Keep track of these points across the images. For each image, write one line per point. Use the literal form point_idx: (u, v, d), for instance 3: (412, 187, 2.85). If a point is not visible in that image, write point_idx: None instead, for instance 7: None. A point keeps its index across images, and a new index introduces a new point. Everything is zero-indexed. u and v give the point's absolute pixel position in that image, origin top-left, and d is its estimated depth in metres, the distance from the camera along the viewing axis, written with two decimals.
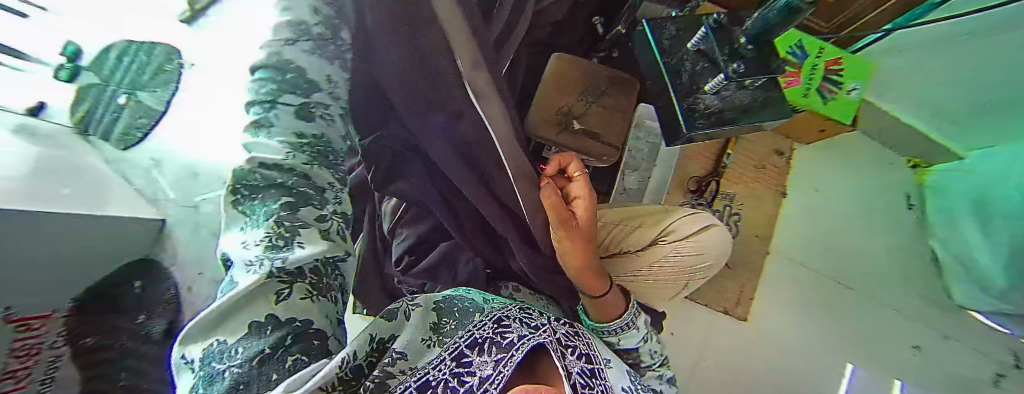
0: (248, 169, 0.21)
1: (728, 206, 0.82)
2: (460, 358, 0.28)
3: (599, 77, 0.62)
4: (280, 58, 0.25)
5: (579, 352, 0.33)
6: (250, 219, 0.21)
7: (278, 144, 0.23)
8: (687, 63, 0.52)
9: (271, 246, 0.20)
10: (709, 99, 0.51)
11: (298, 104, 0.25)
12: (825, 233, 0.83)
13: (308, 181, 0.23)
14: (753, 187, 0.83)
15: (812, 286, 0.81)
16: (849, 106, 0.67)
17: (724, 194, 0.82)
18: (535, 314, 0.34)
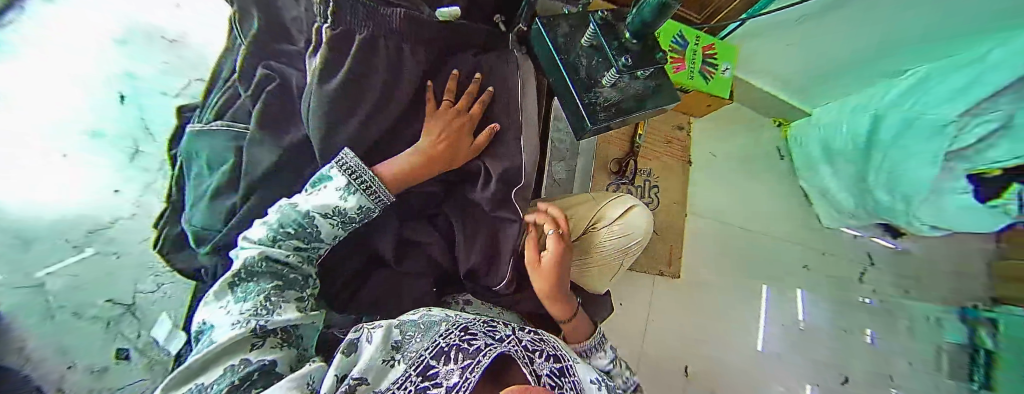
0: (259, 259, 0.34)
1: (647, 181, 0.90)
2: (427, 374, 0.25)
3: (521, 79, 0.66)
4: (331, 207, 0.37)
5: (547, 355, 0.30)
6: (243, 295, 0.32)
7: (286, 251, 0.37)
8: (583, 60, 0.56)
9: (264, 311, 0.31)
10: (607, 91, 0.56)
11: (309, 230, 0.37)
12: (723, 189, 0.97)
13: (294, 272, 0.37)
14: (664, 161, 0.92)
15: (721, 236, 0.95)
16: (723, 83, 0.78)
17: (642, 171, 0.90)
18: (498, 325, 0.31)
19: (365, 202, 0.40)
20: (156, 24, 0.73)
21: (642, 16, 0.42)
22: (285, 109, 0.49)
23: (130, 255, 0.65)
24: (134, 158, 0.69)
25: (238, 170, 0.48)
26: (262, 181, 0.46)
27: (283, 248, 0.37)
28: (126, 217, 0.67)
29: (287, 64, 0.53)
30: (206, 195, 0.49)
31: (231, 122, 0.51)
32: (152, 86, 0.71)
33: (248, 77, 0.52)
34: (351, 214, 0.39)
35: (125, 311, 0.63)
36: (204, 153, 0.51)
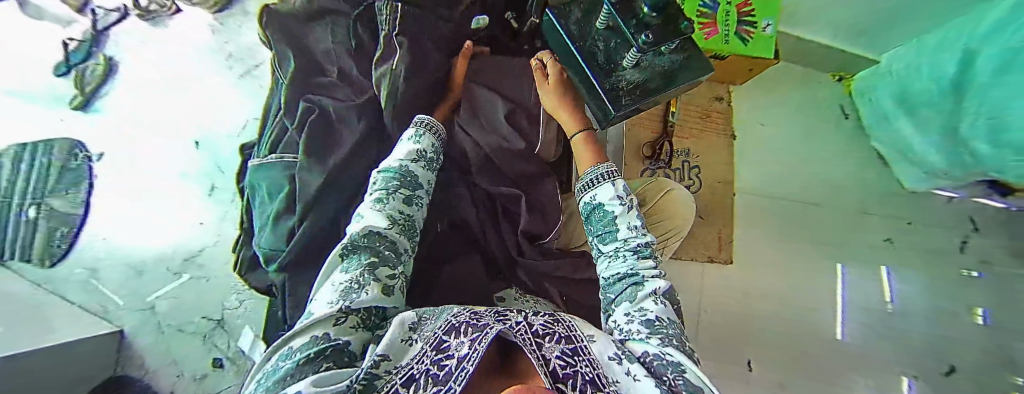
0: (363, 232, 0.37)
1: (687, 162, 0.85)
2: (441, 346, 0.26)
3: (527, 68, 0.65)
4: (415, 153, 0.49)
5: (560, 337, 0.29)
6: (347, 265, 0.34)
7: (384, 214, 0.41)
8: (599, 45, 0.54)
9: (356, 285, 0.31)
10: (629, 73, 0.53)
11: (407, 179, 0.45)
12: (780, 160, 0.87)
13: (391, 246, 0.38)
14: (704, 138, 0.86)
15: (785, 212, 0.84)
16: (766, 42, 0.70)
17: (680, 152, 0.85)
18: (510, 312, 0.31)
19: (433, 140, 0.51)
20: (217, 73, 0.82)
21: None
22: (324, 135, 0.54)
23: (217, 278, 0.75)
24: (212, 193, 0.79)
25: (292, 196, 0.54)
26: (310, 203, 0.50)
27: (382, 222, 0.39)
28: (210, 245, 0.77)
29: (325, 94, 0.57)
30: (269, 221, 0.55)
31: (282, 154, 0.57)
32: (219, 129, 0.80)
33: (292, 111, 0.57)
34: (429, 156, 0.50)
35: (216, 326, 0.73)
36: (264, 184, 0.58)
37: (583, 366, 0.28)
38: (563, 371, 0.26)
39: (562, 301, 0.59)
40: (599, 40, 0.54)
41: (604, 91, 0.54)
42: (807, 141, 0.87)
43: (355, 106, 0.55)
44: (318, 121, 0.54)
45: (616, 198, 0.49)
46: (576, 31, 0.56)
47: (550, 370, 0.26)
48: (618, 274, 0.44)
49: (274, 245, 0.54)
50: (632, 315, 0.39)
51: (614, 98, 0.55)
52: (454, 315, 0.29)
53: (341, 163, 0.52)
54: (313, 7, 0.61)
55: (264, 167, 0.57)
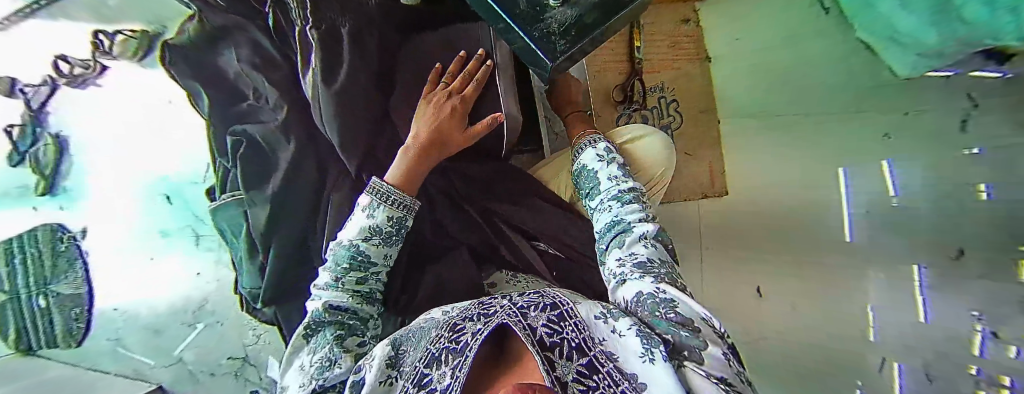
0: (323, 310, 0.46)
1: (661, 98, 0.89)
2: (424, 380, 0.35)
3: (433, 44, 0.54)
4: (368, 230, 0.48)
5: (543, 306, 0.37)
6: (316, 344, 0.44)
7: (344, 292, 0.47)
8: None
9: (328, 363, 0.42)
10: (559, 12, 0.48)
11: (359, 259, 0.47)
12: (752, 66, 0.76)
13: (354, 316, 0.47)
14: (676, 65, 0.86)
15: None
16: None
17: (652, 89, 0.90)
18: (493, 304, 0.40)
19: (392, 213, 0.48)
20: (164, 121, 0.80)
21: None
22: (258, 165, 0.52)
23: (229, 320, 0.79)
24: (199, 242, 0.81)
25: (251, 233, 0.54)
26: (269, 235, 0.52)
27: (341, 295, 0.47)
28: (213, 292, 0.80)
29: (248, 122, 0.54)
30: (242, 260, 0.57)
31: (234, 193, 0.56)
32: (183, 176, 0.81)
33: (222, 147, 0.55)
34: (385, 229, 0.49)
35: (243, 363, 0.78)
36: (224, 226, 0.58)
37: (570, 331, 0.33)
38: (549, 337, 0.32)
39: (554, 277, 0.60)
40: None
41: (535, 43, 0.49)
42: (791, 36, 0.70)
43: (278, 125, 0.51)
44: (252, 159, 0.52)
45: (597, 158, 0.56)
46: None
47: (535, 338, 0.32)
48: (609, 226, 0.48)
49: (255, 284, 0.56)
50: (624, 261, 0.43)
51: (551, 47, 0.48)
52: (433, 339, 0.39)
53: (280, 190, 0.51)
54: (206, 27, 0.55)
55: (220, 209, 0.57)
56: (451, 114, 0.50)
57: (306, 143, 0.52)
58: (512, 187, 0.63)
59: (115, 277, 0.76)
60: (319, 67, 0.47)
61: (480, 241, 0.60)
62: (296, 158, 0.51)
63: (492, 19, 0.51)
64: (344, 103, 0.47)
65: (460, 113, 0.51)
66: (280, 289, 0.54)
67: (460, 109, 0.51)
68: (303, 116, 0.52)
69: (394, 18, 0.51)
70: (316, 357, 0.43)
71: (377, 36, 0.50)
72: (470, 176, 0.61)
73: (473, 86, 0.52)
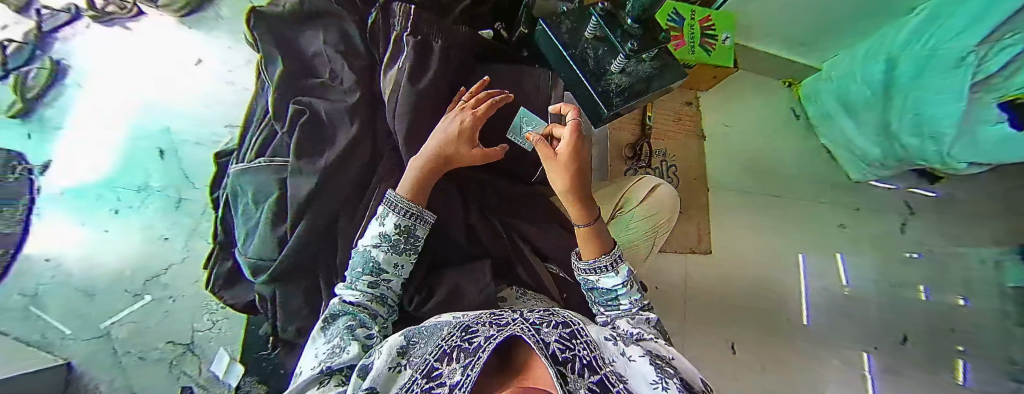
0: (338, 306, 0.49)
1: (664, 162, 0.91)
2: (432, 375, 0.35)
3: (500, 71, 0.63)
4: (378, 236, 0.50)
5: (554, 326, 0.39)
6: (329, 335, 0.46)
7: (358, 290, 0.50)
8: (590, 51, 0.59)
9: (338, 349, 0.42)
10: (616, 78, 0.59)
11: (372, 266, 0.50)
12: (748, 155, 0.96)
13: (365, 310, 0.49)
14: (681, 140, 0.93)
15: (752, 203, 0.94)
16: (725, 53, 0.79)
17: (658, 152, 0.91)
18: (504, 317, 0.42)
19: (401, 221, 0.50)
20: (193, 81, 0.80)
21: (641, 5, 0.43)
22: (318, 137, 0.55)
23: (185, 297, 0.70)
24: (179, 206, 0.74)
25: (284, 204, 0.53)
26: (302, 211, 0.51)
27: (356, 293, 0.50)
28: (178, 262, 0.71)
29: (313, 96, 0.58)
30: (258, 229, 0.55)
31: (273, 158, 0.57)
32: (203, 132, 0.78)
33: (281, 114, 0.58)
34: (393, 237, 0.51)
35: (185, 351, 0.68)
36: (248, 188, 0.56)
37: (580, 351, 0.36)
38: (563, 351, 0.34)
39: (562, 299, 0.64)
40: (589, 46, 0.59)
41: (596, 91, 0.60)
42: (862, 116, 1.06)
43: (346, 107, 0.56)
44: (310, 129, 0.55)
45: (618, 284, 0.50)
46: (568, 38, 0.61)
47: (550, 351, 0.33)
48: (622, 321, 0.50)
49: (263, 255, 0.54)
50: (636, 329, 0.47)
51: (607, 101, 0.60)
52: (446, 338, 0.39)
53: (334, 164, 0.52)
54: (303, 7, 0.62)
55: (242, 170, 0.57)
56: (456, 136, 0.51)
57: (366, 125, 0.57)
58: (538, 213, 0.67)
59: (71, 226, 0.68)
60: (410, 64, 0.53)
61: (501, 251, 0.62)
62: (356, 138, 0.54)
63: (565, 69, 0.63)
64: (422, 98, 0.54)
65: (466, 136, 0.51)
66: (296, 264, 0.53)
67: (466, 133, 0.51)
68: (371, 104, 0.59)
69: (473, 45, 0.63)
70: (326, 345, 0.44)
71: (460, 57, 0.60)
72: (503, 193, 0.65)
73: (485, 105, 0.51)
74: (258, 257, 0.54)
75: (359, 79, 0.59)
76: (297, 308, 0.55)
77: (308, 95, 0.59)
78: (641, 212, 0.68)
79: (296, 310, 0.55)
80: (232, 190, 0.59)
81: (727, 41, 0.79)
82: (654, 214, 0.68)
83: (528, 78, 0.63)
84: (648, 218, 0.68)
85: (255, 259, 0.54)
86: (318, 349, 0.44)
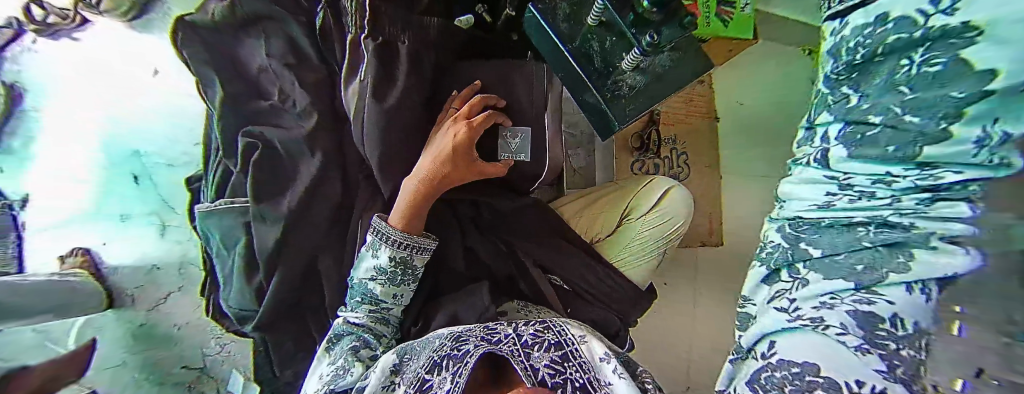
0: (342, 325, 0.51)
1: (674, 150, 0.85)
2: (425, 385, 0.40)
3: (485, 69, 0.53)
4: (374, 269, 0.49)
5: (548, 345, 0.42)
6: (335, 356, 0.48)
7: (360, 314, 0.51)
8: (595, 44, 0.50)
9: (341, 372, 0.46)
10: (629, 75, 0.51)
11: (370, 297, 0.50)
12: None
13: (370, 332, 0.50)
14: (690, 123, 0.85)
15: None
16: (745, 24, 0.68)
17: (667, 140, 0.85)
18: (498, 328, 0.44)
19: (396, 252, 0.49)
20: (146, 96, 0.73)
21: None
22: (276, 171, 0.51)
23: (188, 326, 0.72)
24: (164, 233, 0.73)
25: (253, 250, 0.52)
26: (276, 260, 0.50)
27: (359, 316, 0.51)
28: (176, 291, 0.72)
29: (265, 122, 0.52)
30: (233, 278, 0.53)
31: (233, 199, 0.53)
32: (175, 150, 0.74)
33: (231, 149, 0.53)
34: (389, 270, 0.49)
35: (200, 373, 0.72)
36: (214, 233, 0.54)
37: (573, 371, 0.41)
38: (552, 378, 0.40)
39: (566, 313, 0.61)
40: (594, 38, 0.50)
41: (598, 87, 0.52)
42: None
43: (304, 136, 0.50)
44: (269, 166, 0.51)
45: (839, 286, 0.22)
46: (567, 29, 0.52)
47: (538, 379, 0.40)
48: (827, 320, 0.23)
49: (245, 305, 0.53)
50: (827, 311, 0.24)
51: (617, 108, 0.53)
52: (437, 349, 0.42)
53: (300, 206, 0.50)
54: (235, 12, 0.52)
55: (203, 214, 0.54)
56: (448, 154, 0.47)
57: (331, 154, 0.51)
58: (535, 225, 0.61)
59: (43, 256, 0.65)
60: (373, 81, 0.47)
61: (501, 268, 0.60)
62: (321, 170, 0.50)
63: (561, 68, 0.54)
64: (391, 119, 0.48)
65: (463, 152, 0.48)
66: (282, 309, 0.52)
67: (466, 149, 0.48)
68: (331, 128, 0.51)
69: (449, 40, 0.53)
70: (330, 368, 0.47)
71: (435, 61, 0.51)
72: (499, 209, 0.59)
73: (483, 116, 0.48)
74: (240, 308, 0.54)
75: (315, 100, 0.51)
76: (289, 355, 0.55)
77: (260, 122, 0.52)
78: (645, 222, 0.65)
79: (289, 355, 0.55)
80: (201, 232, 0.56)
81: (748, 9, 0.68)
82: (660, 225, 0.65)
83: (518, 72, 0.53)
84: (654, 228, 0.65)
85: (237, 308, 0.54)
86: (324, 369, 0.48)
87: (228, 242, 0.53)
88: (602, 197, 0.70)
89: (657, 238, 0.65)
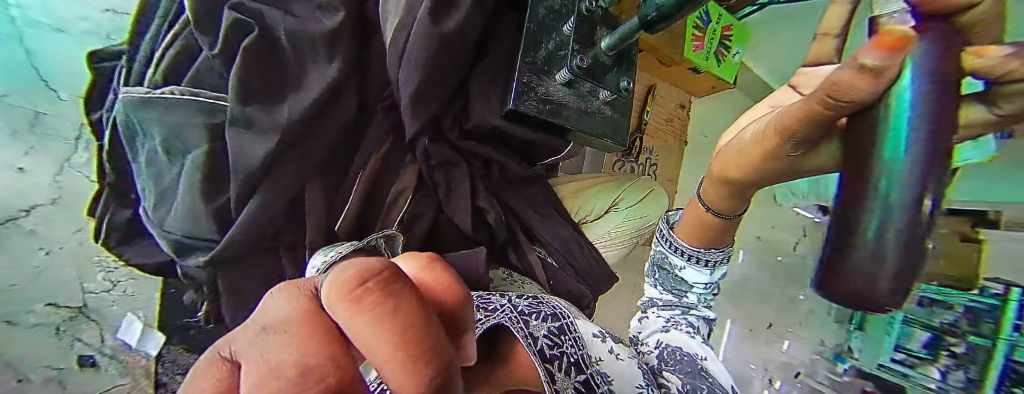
0: None
1: (648, 159, 0.93)
2: None
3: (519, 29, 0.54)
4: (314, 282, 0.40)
5: (545, 315, 0.41)
6: None
7: None
8: (550, 45, 0.52)
9: None
10: (556, 87, 0.53)
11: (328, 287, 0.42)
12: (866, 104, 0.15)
13: None
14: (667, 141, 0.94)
15: None
16: (731, 68, 0.80)
17: (646, 149, 0.92)
18: (492, 299, 0.43)
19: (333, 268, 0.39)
20: None
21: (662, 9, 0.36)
22: (273, 69, 0.43)
23: (70, 247, 0.58)
24: (35, 124, 0.56)
25: (224, 163, 0.44)
26: (257, 180, 0.43)
27: None
28: (46, 203, 0.56)
29: (266, 2, 0.43)
30: (182, 189, 0.44)
31: (193, 91, 0.43)
32: (68, 13, 0.60)
33: (209, 26, 0.42)
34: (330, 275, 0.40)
35: (80, 313, 0.56)
36: (155, 131, 0.44)
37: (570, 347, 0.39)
38: (549, 348, 0.37)
39: (550, 285, 0.61)
40: (554, 44, 0.52)
41: (518, 84, 0.50)
42: (849, 181, 0.17)
43: (324, 33, 0.43)
44: (264, 53, 0.42)
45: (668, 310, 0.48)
46: (546, 19, 0.51)
47: (538, 348, 0.36)
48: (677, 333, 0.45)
49: (192, 231, 0.45)
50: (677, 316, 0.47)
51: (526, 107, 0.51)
52: None
53: (304, 123, 0.43)
54: None
55: (144, 102, 0.43)
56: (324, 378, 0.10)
57: (350, 66, 0.45)
58: (538, 197, 0.64)
59: None
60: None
61: (500, 230, 0.58)
62: (335, 82, 0.44)
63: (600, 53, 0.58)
64: (437, 42, 0.44)
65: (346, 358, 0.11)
66: (249, 247, 0.46)
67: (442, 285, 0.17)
68: (355, 33, 0.46)
69: None
70: None
71: None
72: (510, 173, 0.59)
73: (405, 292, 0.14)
74: (183, 236, 0.45)
75: None
76: (243, 292, 0.48)
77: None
78: (627, 214, 0.74)
79: (245, 294, 0.49)
80: (129, 116, 0.44)
81: (737, 56, 0.79)
82: (637, 220, 0.75)
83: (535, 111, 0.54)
84: (632, 222, 0.75)
85: (178, 239, 0.46)
86: None
87: (178, 144, 0.44)
88: (586, 183, 0.77)
89: (632, 229, 0.76)
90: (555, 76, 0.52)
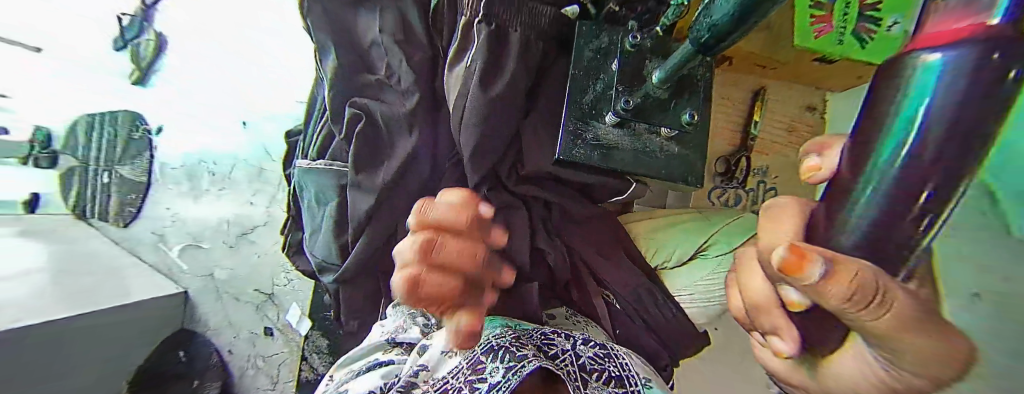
0: None
1: (761, 183, 0.78)
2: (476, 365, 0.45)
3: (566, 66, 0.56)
4: None
5: (606, 378, 0.46)
6: (395, 313, 0.54)
7: None
8: (594, 86, 0.49)
9: (403, 329, 0.52)
10: (606, 130, 0.50)
11: None
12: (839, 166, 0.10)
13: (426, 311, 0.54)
14: (792, 155, 0.78)
15: None
16: None
17: (756, 170, 0.78)
18: (558, 340, 0.48)
19: None
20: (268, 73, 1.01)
21: (717, 23, 0.26)
22: (373, 141, 0.58)
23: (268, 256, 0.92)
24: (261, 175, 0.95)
25: (344, 210, 0.61)
26: (364, 224, 0.58)
27: None
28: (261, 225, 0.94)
29: (370, 95, 0.59)
30: (324, 228, 0.63)
31: (332, 161, 0.62)
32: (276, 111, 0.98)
33: (339, 115, 0.61)
34: None
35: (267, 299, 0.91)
36: (312, 188, 0.64)
37: None
38: None
39: (615, 333, 0.62)
40: (601, 82, 0.49)
41: (564, 132, 0.50)
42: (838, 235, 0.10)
43: (405, 113, 0.57)
44: (368, 132, 0.58)
45: None
46: (589, 59, 0.49)
47: None
48: None
49: (329, 257, 0.63)
50: None
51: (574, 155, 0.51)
52: (497, 337, 0.47)
53: (393, 180, 0.57)
54: None
55: (307, 169, 0.64)
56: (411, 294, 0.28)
57: (425, 134, 0.57)
58: (603, 238, 0.64)
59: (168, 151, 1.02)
60: (480, 69, 0.52)
61: (563, 273, 0.61)
62: (413, 149, 0.57)
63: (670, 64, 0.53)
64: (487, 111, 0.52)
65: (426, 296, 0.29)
66: (360, 272, 0.61)
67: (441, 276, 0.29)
68: (428, 108, 0.58)
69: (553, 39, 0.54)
70: (396, 318, 0.54)
71: (537, 58, 0.54)
72: (570, 214, 0.62)
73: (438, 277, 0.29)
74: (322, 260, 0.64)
75: (418, 79, 0.58)
76: (358, 304, 0.65)
77: (367, 93, 0.59)
78: (718, 261, 0.65)
79: (359, 306, 0.65)
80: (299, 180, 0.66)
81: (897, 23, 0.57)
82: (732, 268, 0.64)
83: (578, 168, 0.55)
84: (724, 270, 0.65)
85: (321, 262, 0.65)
86: (388, 323, 0.54)
87: (322, 197, 0.63)
88: (668, 221, 0.72)
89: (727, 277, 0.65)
90: (605, 119, 0.49)
